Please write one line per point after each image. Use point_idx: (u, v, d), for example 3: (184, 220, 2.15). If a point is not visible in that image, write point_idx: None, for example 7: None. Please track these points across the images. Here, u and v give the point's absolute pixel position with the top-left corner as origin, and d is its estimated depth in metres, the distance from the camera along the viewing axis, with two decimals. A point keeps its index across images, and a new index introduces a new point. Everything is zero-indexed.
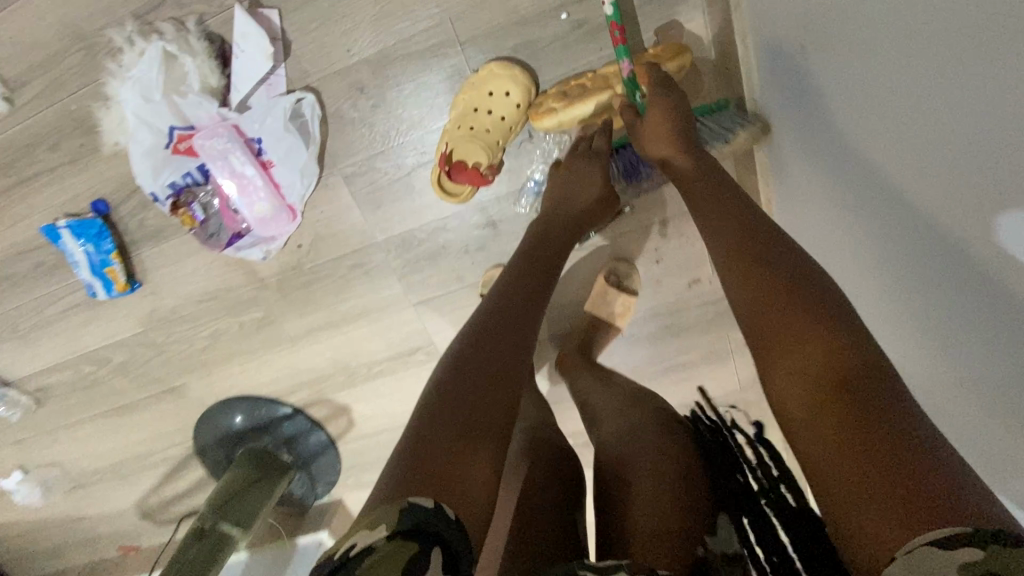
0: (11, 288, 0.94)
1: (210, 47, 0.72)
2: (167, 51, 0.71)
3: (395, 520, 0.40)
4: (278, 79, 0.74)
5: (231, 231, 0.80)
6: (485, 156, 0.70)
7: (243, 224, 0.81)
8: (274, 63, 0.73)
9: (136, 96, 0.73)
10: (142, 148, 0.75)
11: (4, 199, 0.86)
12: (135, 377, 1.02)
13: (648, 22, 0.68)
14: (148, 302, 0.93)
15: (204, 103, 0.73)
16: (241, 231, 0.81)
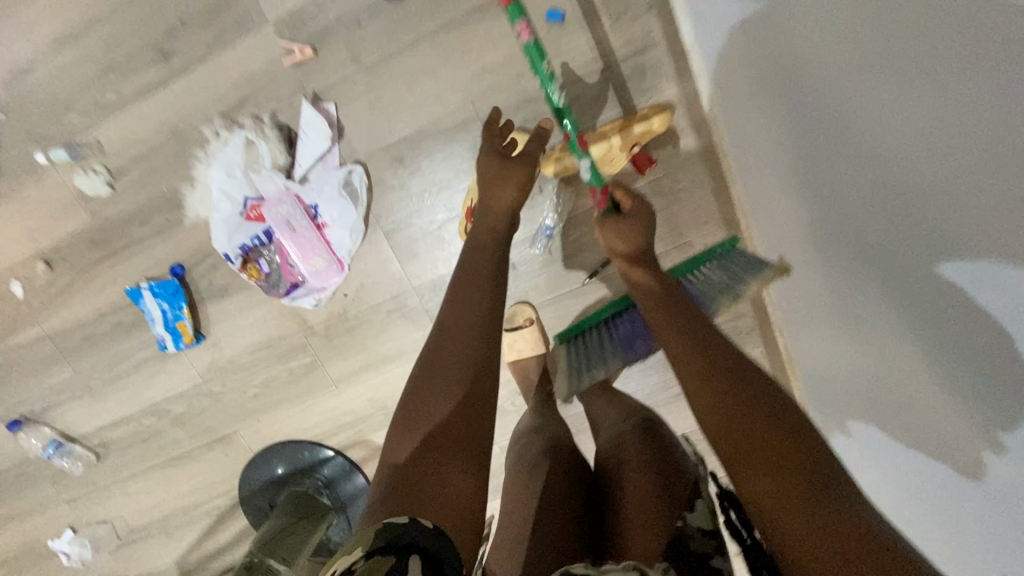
0: (90, 347, 1.07)
1: (281, 134, 0.89)
2: (248, 139, 0.89)
3: (373, 539, 0.41)
4: (334, 155, 0.89)
5: (290, 282, 0.94)
6: None
7: (299, 276, 0.94)
8: (331, 143, 0.89)
9: (221, 175, 0.90)
10: (221, 217, 0.91)
11: (95, 269, 1.01)
12: (191, 427, 1.11)
13: (634, 94, 0.86)
14: (210, 353, 1.05)
15: (274, 178, 0.90)
16: (297, 283, 0.95)
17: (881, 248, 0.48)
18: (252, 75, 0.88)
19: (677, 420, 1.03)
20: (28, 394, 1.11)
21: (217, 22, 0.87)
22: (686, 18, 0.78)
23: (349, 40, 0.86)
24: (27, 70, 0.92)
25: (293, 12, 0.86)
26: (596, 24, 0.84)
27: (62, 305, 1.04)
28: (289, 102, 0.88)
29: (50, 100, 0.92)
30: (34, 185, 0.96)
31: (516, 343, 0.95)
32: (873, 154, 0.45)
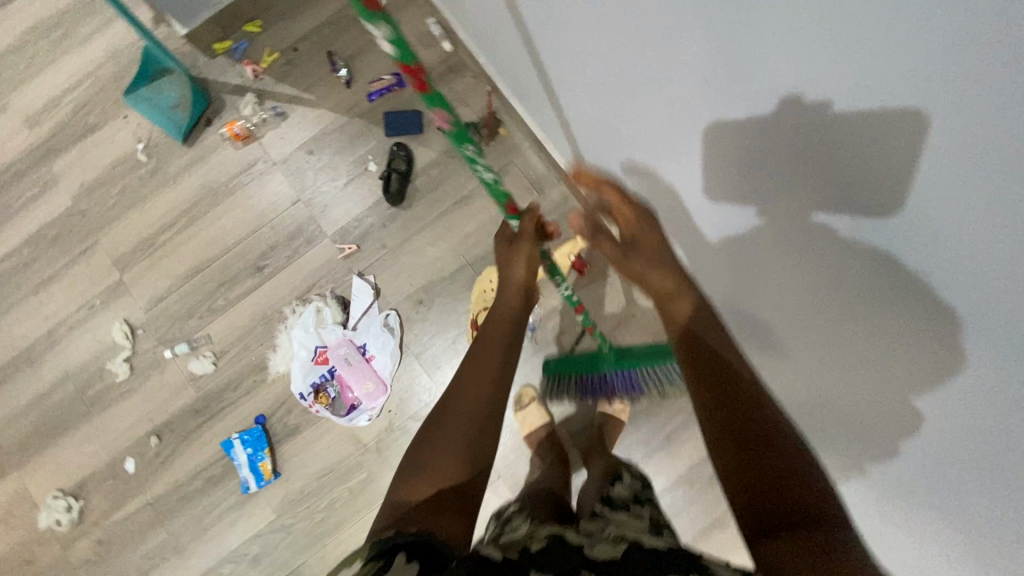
0: (184, 505, 1.29)
1: (338, 300, 1.31)
2: (316, 307, 1.30)
3: (363, 552, 0.51)
4: (375, 307, 1.30)
5: (348, 405, 1.28)
6: None
7: (356, 399, 1.28)
8: (373, 299, 1.30)
9: (299, 335, 1.29)
10: (299, 364, 1.28)
11: (196, 432, 1.30)
12: (265, 566, 1.27)
13: (566, 231, 1.31)
14: (284, 487, 1.28)
15: (335, 331, 1.30)
16: (354, 404, 1.28)
17: (843, 366, 0.66)
18: (318, 270, 1.32)
19: (669, 461, 1.26)
20: (124, 565, 1.28)
21: (293, 242, 1.34)
22: (583, 182, 1.26)
23: (379, 235, 1.33)
24: (162, 297, 1.34)
25: (342, 227, 1.33)
26: (534, 194, 1.32)
27: (165, 471, 1.30)
28: (343, 281, 1.32)
29: (176, 314, 1.33)
30: (158, 376, 1.32)
31: (529, 420, 1.25)
32: (833, 294, 0.59)
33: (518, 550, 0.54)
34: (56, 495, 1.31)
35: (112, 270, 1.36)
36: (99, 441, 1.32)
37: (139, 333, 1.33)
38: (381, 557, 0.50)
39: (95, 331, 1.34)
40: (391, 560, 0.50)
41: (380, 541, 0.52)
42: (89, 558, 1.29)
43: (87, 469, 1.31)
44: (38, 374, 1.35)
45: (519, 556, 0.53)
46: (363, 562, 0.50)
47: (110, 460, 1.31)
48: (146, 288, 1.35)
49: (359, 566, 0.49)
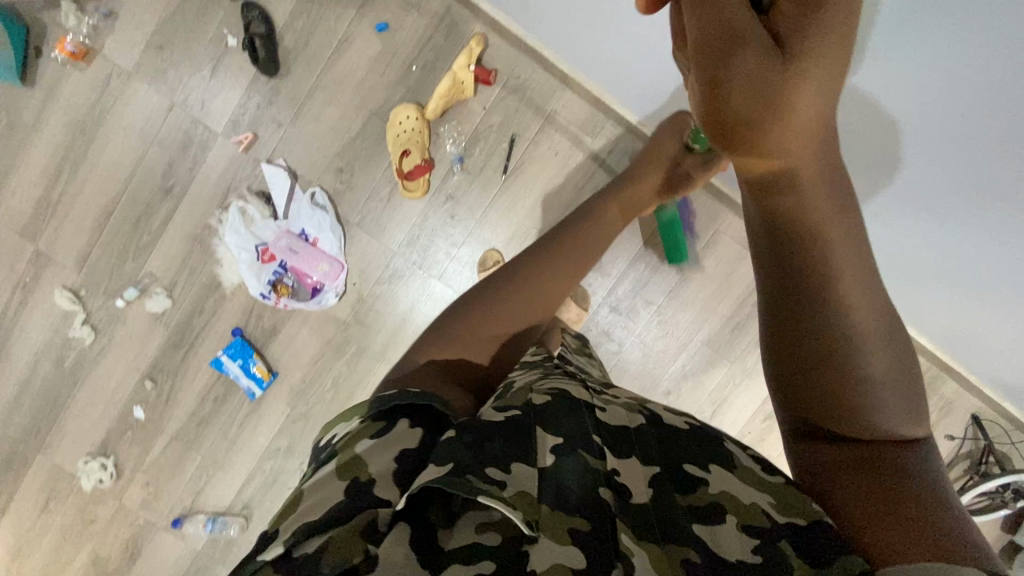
0: (205, 428, 1.36)
1: (259, 196, 1.27)
2: (240, 208, 1.27)
3: (366, 410, 0.59)
4: (298, 190, 1.26)
5: (312, 289, 1.29)
6: (420, 153, 1.23)
7: (316, 282, 1.29)
8: (291, 182, 1.26)
9: (234, 240, 1.27)
10: (247, 267, 1.27)
11: (184, 363, 1.33)
12: (300, 451, 1.37)
13: (458, 43, 1.23)
14: (286, 382, 1.34)
15: (269, 225, 1.27)
16: (317, 287, 1.29)
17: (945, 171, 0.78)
18: (227, 171, 1.26)
19: (627, 240, 1.30)
20: (178, 493, 1.39)
21: (190, 152, 1.26)
22: None
23: (271, 115, 1.25)
24: (88, 252, 1.29)
25: (231, 118, 1.25)
26: (413, 14, 1.22)
27: (173, 406, 1.36)
28: (255, 174, 1.26)
29: (109, 263, 1.29)
30: (123, 326, 1.32)
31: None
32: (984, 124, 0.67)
33: (523, 406, 0.57)
34: (87, 460, 1.38)
35: (24, 242, 1.30)
36: (100, 402, 1.36)
37: (84, 293, 1.31)
38: (381, 416, 0.57)
39: (41, 307, 1.32)
40: (392, 423, 0.56)
41: (379, 401, 0.60)
42: (144, 499, 1.40)
43: (102, 429, 1.37)
44: (10, 365, 1.35)
45: (525, 412, 0.56)
46: (365, 418, 0.58)
47: (119, 414, 1.36)
48: (67, 248, 1.30)
49: (363, 421, 0.57)
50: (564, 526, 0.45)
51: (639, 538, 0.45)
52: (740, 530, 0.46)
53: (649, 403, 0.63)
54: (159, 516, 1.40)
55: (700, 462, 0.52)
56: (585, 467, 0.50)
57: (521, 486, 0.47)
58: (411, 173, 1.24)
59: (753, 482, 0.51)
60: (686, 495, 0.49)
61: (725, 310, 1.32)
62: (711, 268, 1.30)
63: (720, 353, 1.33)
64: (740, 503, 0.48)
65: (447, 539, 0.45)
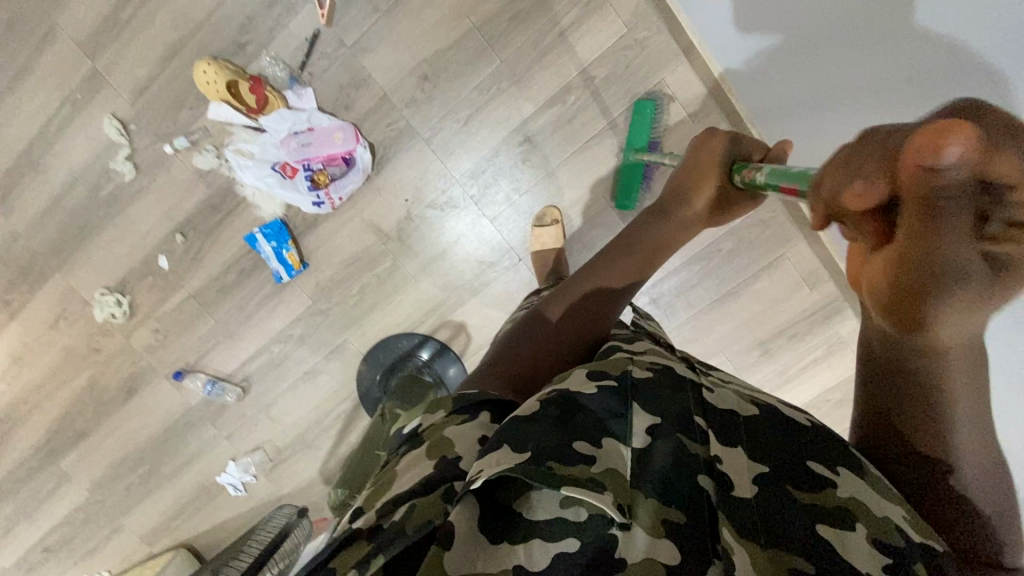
0: (224, 297, 1.36)
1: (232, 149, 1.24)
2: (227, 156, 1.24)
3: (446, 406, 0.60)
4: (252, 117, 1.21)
5: (344, 176, 1.24)
6: (242, 100, 1.18)
7: (343, 165, 1.23)
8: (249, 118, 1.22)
9: (256, 171, 1.24)
10: (285, 187, 1.24)
11: (217, 229, 1.31)
12: (310, 344, 1.38)
13: None
14: (314, 276, 1.32)
15: (287, 123, 1.21)
16: (348, 172, 1.23)
17: None
18: (307, 43, 1.17)
19: (690, 237, 1.25)
20: (183, 348, 1.42)
21: (275, 10, 1.17)
22: None
23: None
24: (146, 86, 1.23)
25: None
26: None
27: (198, 265, 1.35)
28: (336, 55, 1.18)
29: (166, 105, 1.23)
30: (165, 173, 1.28)
31: (544, 240, 1.19)
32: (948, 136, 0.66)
33: (616, 377, 0.58)
34: (103, 292, 1.38)
35: (84, 57, 1.23)
36: (127, 240, 1.34)
37: (133, 128, 1.26)
38: (464, 409, 0.58)
39: (86, 129, 1.27)
40: (473, 416, 0.58)
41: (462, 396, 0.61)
42: (150, 344, 1.42)
43: (124, 267, 1.37)
44: (44, 178, 1.32)
45: (618, 383, 0.57)
46: (448, 411, 0.59)
47: (143, 258, 1.35)
48: (125, 75, 1.23)
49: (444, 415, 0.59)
50: (660, 517, 0.47)
51: (739, 534, 0.47)
52: (867, 542, 0.45)
53: (760, 393, 0.63)
54: (162, 364, 1.43)
55: (828, 464, 0.52)
56: (682, 455, 0.51)
57: (611, 464, 0.49)
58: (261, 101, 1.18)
59: (884, 493, 0.50)
60: (805, 494, 0.49)
61: (761, 334, 1.29)
62: (762, 290, 1.26)
63: (740, 373, 1.33)
64: (873, 515, 0.47)
65: (535, 510, 0.48)
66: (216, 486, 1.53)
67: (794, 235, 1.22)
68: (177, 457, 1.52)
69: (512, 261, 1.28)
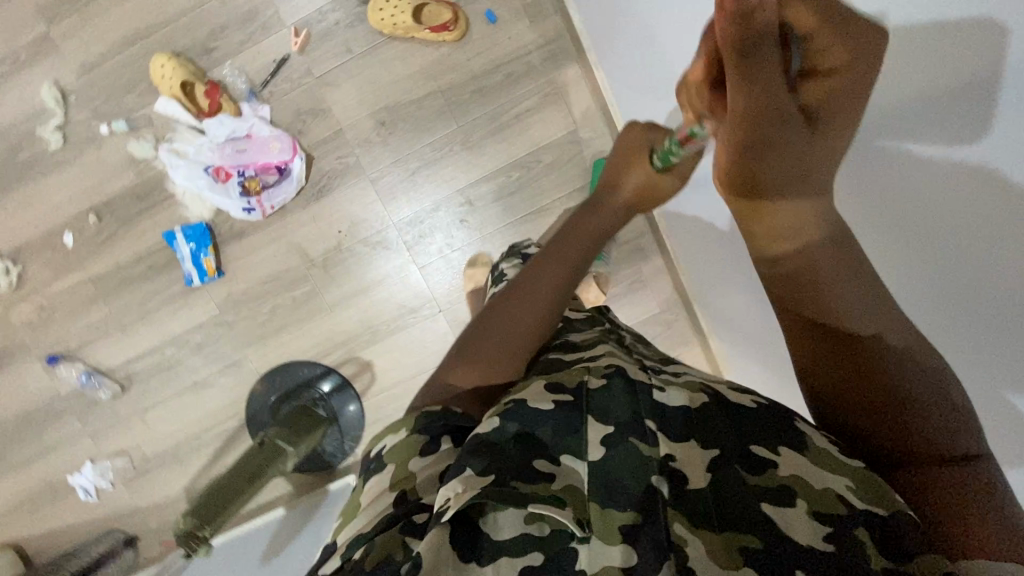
0: (126, 288, 1.30)
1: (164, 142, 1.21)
2: (162, 152, 1.21)
3: (412, 424, 0.55)
4: (193, 116, 1.19)
5: (277, 185, 1.22)
6: (196, 102, 1.19)
7: (276, 175, 1.21)
8: (186, 114, 1.19)
9: (186, 172, 1.20)
10: (212, 190, 1.20)
11: (136, 219, 1.27)
12: (206, 354, 1.33)
13: (551, 70, 1.19)
14: (227, 286, 1.29)
15: (227, 129, 1.20)
16: (280, 182, 1.22)
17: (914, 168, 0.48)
18: (273, 64, 1.19)
19: None
20: (67, 331, 1.33)
21: (248, 26, 1.18)
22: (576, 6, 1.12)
23: (344, 37, 1.18)
24: (97, 64, 1.21)
25: (304, 18, 1.18)
26: (523, 24, 1.18)
27: (105, 251, 1.29)
28: (299, 82, 1.20)
29: (114, 87, 1.21)
30: (95, 151, 1.24)
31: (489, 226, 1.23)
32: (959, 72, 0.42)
33: (572, 393, 0.55)
34: None
35: (40, 21, 1.20)
36: (34, 209, 1.28)
37: (72, 99, 1.22)
38: (425, 429, 0.54)
39: (23, 89, 1.23)
40: (438, 441, 0.53)
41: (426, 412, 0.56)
42: (31, 320, 1.33)
43: (23, 235, 1.29)
44: None
45: (576, 399, 0.54)
46: (411, 430, 0.54)
47: (47, 231, 1.28)
48: (78, 49, 1.20)
49: (407, 436, 0.54)
50: (620, 526, 0.45)
51: (692, 527, 0.45)
52: (809, 516, 0.43)
53: (711, 382, 0.59)
54: (38, 345, 1.34)
55: (770, 444, 0.48)
56: (637, 455, 0.49)
57: (569, 479, 0.48)
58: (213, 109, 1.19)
59: (833, 460, 0.46)
60: (753, 476, 0.47)
61: None
62: None
63: None
64: (812, 488, 0.44)
65: (497, 530, 0.45)
66: (65, 486, 1.41)
67: (694, 341, 1.31)
68: (27, 447, 1.39)
69: (432, 311, 1.29)
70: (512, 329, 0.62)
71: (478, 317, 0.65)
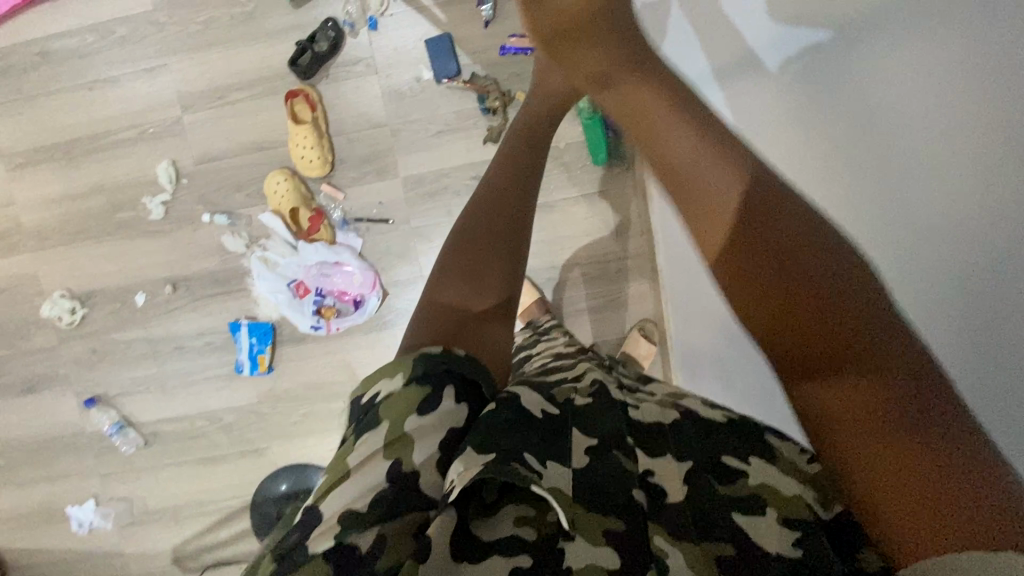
0: (178, 356, 1.37)
1: (255, 247, 1.30)
2: (258, 258, 1.29)
3: (405, 368, 0.51)
4: (295, 238, 1.28)
5: (353, 310, 1.30)
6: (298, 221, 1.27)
7: (351, 304, 1.30)
8: (288, 235, 1.28)
9: (269, 283, 1.29)
10: (288, 305, 1.29)
11: (209, 300, 1.33)
12: (233, 435, 1.39)
13: (624, 280, 1.29)
14: (272, 382, 1.36)
15: (320, 255, 1.28)
16: (353, 310, 1.30)
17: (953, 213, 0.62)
18: (377, 206, 1.28)
19: None
20: (109, 379, 1.39)
21: (366, 167, 1.27)
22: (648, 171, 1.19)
23: (448, 200, 1.27)
24: (218, 157, 1.29)
25: (418, 174, 1.27)
26: (610, 234, 1.28)
27: (169, 318, 1.35)
28: (396, 226, 1.28)
29: (227, 181, 1.29)
30: (190, 231, 1.31)
31: None
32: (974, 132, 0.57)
33: (561, 405, 0.53)
34: (62, 294, 1.35)
35: (177, 106, 1.28)
36: (116, 264, 1.34)
37: (184, 181, 1.30)
38: (422, 381, 0.50)
39: (141, 159, 1.30)
40: (435, 394, 0.49)
41: (421, 358, 0.52)
42: (79, 359, 1.39)
43: (98, 284, 1.35)
44: (73, 172, 1.32)
45: (562, 413, 0.52)
46: (402, 378, 0.50)
47: (122, 286, 1.35)
48: (205, 140, 1.28)
49: (400, 382, 0.49)
50: (601, 528, 0.43)
51: (674, 539, 0.44)
52: (779, 522, 0.44)
53: (682, 397, 0.59)
54: (79, 384, 1.40)
55: (739, 454, 0.49)
56: (616, 467, 0.47)
57: (557, 483, 0.44)
58: (313, 230, 1.28)
59: (794, 474, 0.48)
60: (722, 485, 0.47)
61: None
62: None
63: None
64: (778, 492, 0.46)
65: (485, 530, 0.43)
66: (61, 514, 1.45)
67: None
68: (39, 469, 1.44)
69: None
70: (477, 251, 0.72)
71: (436, 275, 0.71)
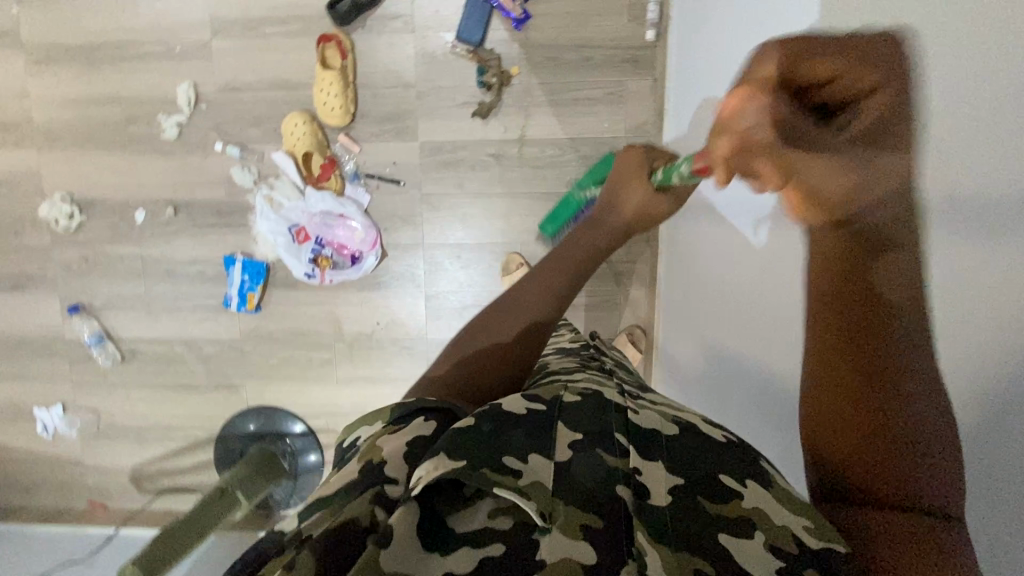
0: (169, 279, 1.36)
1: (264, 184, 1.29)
2: (264, 196, 1.29)
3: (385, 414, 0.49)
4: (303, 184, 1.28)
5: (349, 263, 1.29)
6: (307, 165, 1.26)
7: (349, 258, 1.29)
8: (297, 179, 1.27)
9: (269, 224, 1.28)
10: (285, 249, 1.28)
11: (208, 229, 1.33)
12: (211, 366, 1.40)
13: (621, 283, 1.29)
14: (257, 321, 1.36)
15: (325, 204, 1.27)
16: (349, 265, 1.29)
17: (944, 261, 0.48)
18: (390, 166, 1.28)
19: None
20: (96, 289, 1.38)
21: (386, 124, 1.26)
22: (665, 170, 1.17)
23: (461, 172, 1.27)
24: (241, 88, 1.27)
25: (438, 141, 1.26)
26: None
27: (165, 240, 1.35)
28: (406, 189, 1.28)
29: (246, 115, 1.28)
30: (201, 157, 1.30)
31: None
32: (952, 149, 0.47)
33: (549, 401, 0.49)
34: (62, 197, 1.34)
35: (208, 29, 1.26)
36: (120, 177, 1.33)
37: (202, 106, 1.29)
38: (400, 419, 0.48)
39: (162, 76, 1.28)
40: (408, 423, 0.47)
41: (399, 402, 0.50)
42: (70, 265, 1.38)
43: (100, 194, 1.34)
44: (93, 77, 1.30)
45: (549, 410, 0.48)
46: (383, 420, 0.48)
47: (124, 200, 1.34)
48: (230, 69, 1.27)
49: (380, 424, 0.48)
50: (577, 522, 0.39)
51: (654, 539, 0.39)
52: (765, 548, 0.38)
53: (686, 411, 0.54)
54: (66, 289, 1.39)
55: (737, 475, 0.43)
56: (599, 467, 0.43)
57: (538, 475, 0.41)
58: (320, 178, 1.27)
59: (795, 503, 0.41)
60: (714, 504, 0.41)
61: None
62: None
63: None
64: (770, 520, 0.40)
65: (457, 517, 0.39)
66: (27, 414, 1.46)
67: None
68: (13, 366, 1.44)
69: None
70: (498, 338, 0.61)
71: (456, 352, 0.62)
